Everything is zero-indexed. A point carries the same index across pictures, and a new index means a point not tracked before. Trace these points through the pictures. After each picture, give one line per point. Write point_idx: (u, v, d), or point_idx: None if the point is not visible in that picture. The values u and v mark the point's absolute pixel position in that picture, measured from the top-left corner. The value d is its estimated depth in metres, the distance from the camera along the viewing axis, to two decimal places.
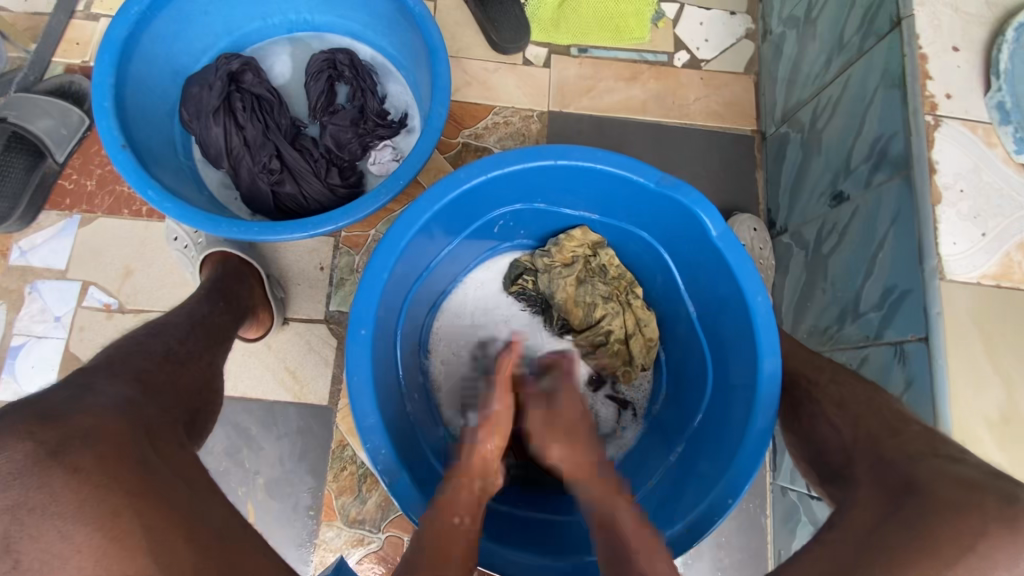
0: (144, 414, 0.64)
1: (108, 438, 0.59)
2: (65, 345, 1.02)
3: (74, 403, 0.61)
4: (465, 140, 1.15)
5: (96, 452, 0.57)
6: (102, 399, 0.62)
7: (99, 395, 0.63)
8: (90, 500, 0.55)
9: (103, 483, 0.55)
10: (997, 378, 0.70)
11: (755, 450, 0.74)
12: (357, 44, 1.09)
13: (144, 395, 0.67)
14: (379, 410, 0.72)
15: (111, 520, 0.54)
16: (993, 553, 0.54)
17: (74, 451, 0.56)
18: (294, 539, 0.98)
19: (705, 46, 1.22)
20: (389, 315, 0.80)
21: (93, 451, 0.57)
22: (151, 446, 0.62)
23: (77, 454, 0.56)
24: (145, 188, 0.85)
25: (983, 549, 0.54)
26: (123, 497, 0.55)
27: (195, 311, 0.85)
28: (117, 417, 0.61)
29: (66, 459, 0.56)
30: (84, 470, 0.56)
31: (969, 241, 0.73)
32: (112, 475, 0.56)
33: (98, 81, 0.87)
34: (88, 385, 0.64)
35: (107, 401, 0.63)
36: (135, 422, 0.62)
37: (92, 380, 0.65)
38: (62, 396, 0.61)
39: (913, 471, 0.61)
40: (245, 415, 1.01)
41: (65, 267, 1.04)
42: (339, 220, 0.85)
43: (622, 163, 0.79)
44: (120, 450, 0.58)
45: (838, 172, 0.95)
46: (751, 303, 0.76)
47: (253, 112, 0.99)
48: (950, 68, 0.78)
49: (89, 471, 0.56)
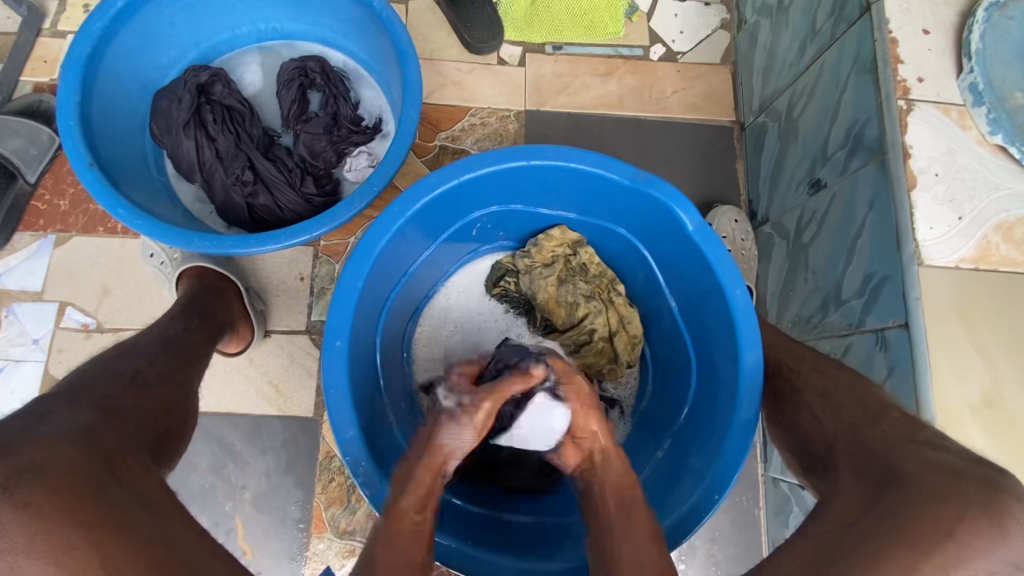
0: (104, 441, 0.63)
1: (60, 468, 0.57)
2: (44, 367, 1.01)
3: (25, 435, 0.59)
4: (442, 143, 1.14)
5: (47, 485, 0.55)
6: (56, 428, 0.61)
7: (54, 424, 0.61)
8: (42, 534, 0.53)
9: (55, 517, 0.54)
10: (980, 363, 0.69)
11: (740, 444, 0.73)
12: (328, 50, 1.08)
13: (102, 420, 0.66)
14: (358, 421, 0.71)
15: (66, 553, 0.53)
16: (971, 541, 0.54)
17: (24, 485, 0.55)
18: (284, 553, 0.97)
19: (681, 38, 1.21)
20: (365, 324, 0.79)
21: (42, 484, 0.55)
22: (109, 472, 0.60)
23: (29, 489, 0.55)
24: (114, 207, 0.83)
25: (961, 536, 0.54)
26: (78, 530, 0.54)
27: (167, 330, 0.84)
28: (70, 446, 0.60)
29: (15, 495, 0.54)
30: (36, 504, 0.54)
31: (946, 226, 0.73)
32: (68, 508, 0.55)
33: (63, 98, 0.86)
34: (43, 416, 0.62)
35: (60, 430, 0.61)
36: (95, 449, 0.61)
37: (49, 409, 0.63)
38: (11, 429, 0.59)
39: (895, 460, 0.61)
40: (230, 430, 1.00)
41: (42, 288, 1.03)
42: (313, 229, 0.84)
43: (595, 161, 0.78)
44: (75, 481, 0.57)
45: (815, 160, 0.94)
46: (730, 296, 0.75)
47: (224, 123, 0.97)
48: (921, 51, 0.78)
49: (40, 506, 0.54)
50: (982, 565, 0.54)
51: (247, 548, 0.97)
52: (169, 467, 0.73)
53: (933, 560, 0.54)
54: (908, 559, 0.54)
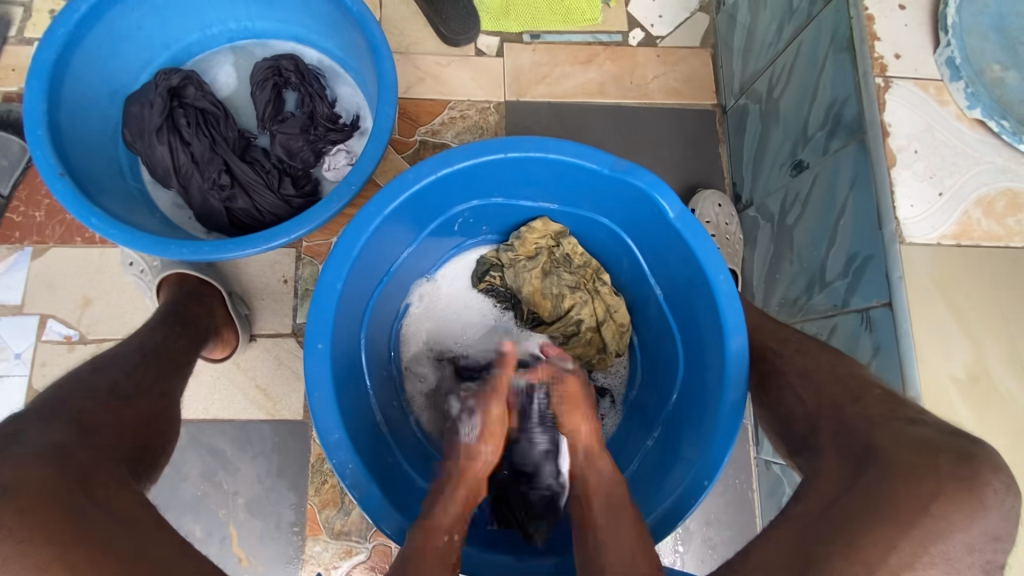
0: (79, 460, 0.62)
1: (32, 487, 0.57)
2: (28, 381, 0.99)
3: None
4: (422, 137, 1.13)
5: (19, 504, 0.55)
6: (30, 447, 0.61)
7: (28, 443, 0.61)
8: (16, 555, 0.53)
9: (28, 537, 0.54)
10: (963, 338, 0.69)
11: (728, 429, 0.73)
12: (302, 47, 1.07)
13: (78, 438, 0.65)
14: (344, 424, 0.71)
15: (41, 574, 0.53)
16: (948, 514, 0.54)
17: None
18: (281, 557, 0.97)
19: (660, 22, 1.20)
20: (349, 326, 0.78)
21: (15, 505, 0.55)
22: (85, 489, 0.60)
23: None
24: (88, 217, 0.82)
25: (937, 510, 0.54)
26: (52, 549, 0.54)
27: (149, 340, 0.83)
28: (42, 464, 0.59)
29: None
30: (7, 525, 0.54)
31: (926, 203, 0.72)
32: (42, 528, 0.54)
33: (29, 108, 0.84)
34: (19, 433, 0.62)
35: (32, 450, 0.60)
36: (67, 467, 0.61)
37: (22, 427, 0.63)
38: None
39: (873, 437, 0.61)
40: (220, 437, 1.00)
41: (21, 302, 1.02)
42: (292, 231, 0.83)
43: (574, 150, 0.77)
44: (48, 500, 0.56)
45: (796, 141, 0.94)
46: (714, 282, 0.75)
47: (198, 127, 0.96)
48: (897, 27, 0.77)
49: (13, 527, 0.54)
50: (959, 539, 0.53)
51: (242, 554, 0.97)
52: (150, 479, 0.73)
53: (910, 536, 0.54)
54: (884, 535, 0.54)
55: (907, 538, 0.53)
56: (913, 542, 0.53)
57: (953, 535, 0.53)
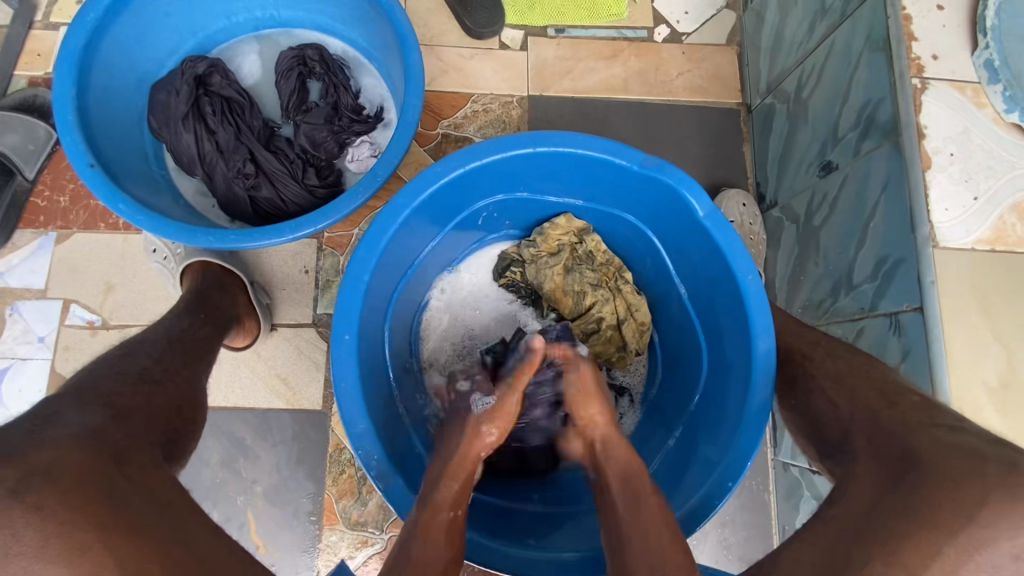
0: (113, 444, 0.62)
1: (69, 470, 0.57)
2: (51, 365, 1.00)
3: (36, 437, 0.59)
4: (444, 130, 1.12)
5: (59, 487, 0.55)
6: (66, 430, 0.61)
7: (63, 426, 0.61)
8: (56, 536, 0.53)
9: (68, 518, 0.54)
10: (996, 344, 0.69)
11: (754, 430, 0.72)
12: (327, 38, 1.06)
13: (111, 422, 0.65)
14: (369, 415, 0.71)
15: (81, 554, 0.53)
16: (995, 522, 0.53)
17: (34, 488, 0.54)
18: (298, 546, 0.98)
19: (685, 18, 1.19)
20: (374, 317, 0.78)
21: (53, 487, 0.55)
22: (121, 473, 0.60)
23: (40, 491, 0.54)
24: (116, 203, 0.82)
25: (984, 519, 0.53)
26: (92, 531, 0.54)
27: (174, 326, 0.84)
28: (80, 446, 0.60)
29: (26, 498, 0.54)
30: (48, 507, 0.54)
31: (962, 207, 0.71)
32: (81, 509, 0.55)
33: (59, 93, 0.84)
34: (52, 418, 0.62)
35: (69, 433, 0.61)
36: (102, 450, 0.61)
37: (59, 409, 0.64)
38: (18, 432, 0.59)
39: (909, 443, 0.61)
40: (240, 425, 1.00)
41: (45, 285, 1.02)
42: (318, 221, 0.83)
43: (603, 146, 0.77)
44: (87, 481, 0.56)
45: (825, 141, 0.93)
46: (742, 283, 0.74)
47: (224, 115, 0.96)
48: (936, 27, 0.76)
49: (54, 508, 0.54)
50: (1004, 547, 0.53)
51: (259, 542, 0.98)
52: (179, 465, 0.73)
53: (955, 543, 0.53)
54: (930, 541, 0.54)
55: (953, 544, 0.53)
56: (957, 548, 0.53)
57: (998, 543, 0.53)
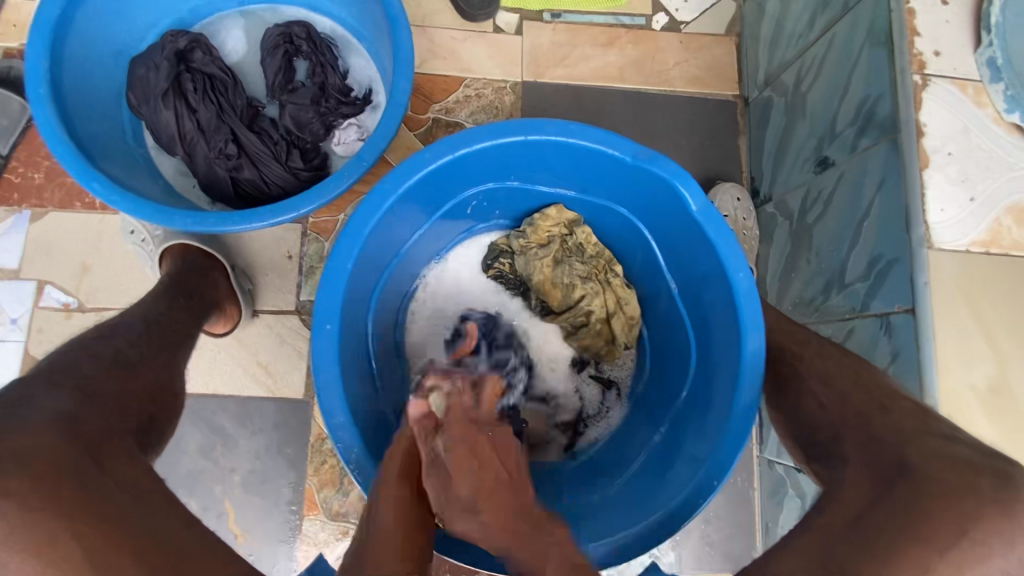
0: (88, 430, 0.61)
1: (39, 461, 0.55)
2: (24, 347, 0.97)
3: (4, 421, 0.57)
4: (435, 115, 1.09)
5: (27, 475, 0.54)
6: (38, 415, 0.59)
7: (36, 409, 0.59)
8: (22, 526, 0.52)
9: (39, 509, 0.53)
10: (987, 349, 0.68)
11: (739, 431, 0.71)
12: (314, 15, 1.03)
13: (84, 407, 0.63)
14: (349, 406, 0.70)
15: (48, 546, 0.52)
16: (987, 539, 0.54)
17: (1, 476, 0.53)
18: (277, 535, 0.96)
19: (685, 7, 1.16)
20: (357, 308, 0.76)
21: (23, 474, 0.53)
22: (98, 465, 0.58)
23: (8, 480, 0.53)
24: (90, 181, 0.79)
25: (976, 535, 0.54)
26: (59, 522, 0.53)
27: (150, 310, 0.81)
28: (50, 432, 0.58)
29: None
30: (15, 496, 0.53)
31: (958, 207, 0.70)
32: (51, 498, 0.53)
33: (31, 65, 0.81)
34: (24, 399, 0.60)
35: (44, 416, 0.59)
36: (77, 438, 0.59)
37: (29, 394, 0.61)
38: None
39: (901, 450, 0.60)
40: (219, 412, 0.98)
41: (19, 266, 0.99)
42: (300, 207, 0.80)
43: (596, 136, 0.75)
44: (57, 471, 0.55)
45: (822, 137, 0.91)
46: (733, 280, 0.73)
47: (205, 92, 0.92)
48: (939, 23, 0.74)
49: (21, 497, 0.53)
50: (998, 564, 0.54)
51: (239, 531, 0.96)
52: (156, 451, 0.71)
53: (941, 553, 0.54)
54: (923, 556, 0.54)
55: (944, 562, 0.54)
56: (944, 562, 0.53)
57: (986, 555, 0.54)
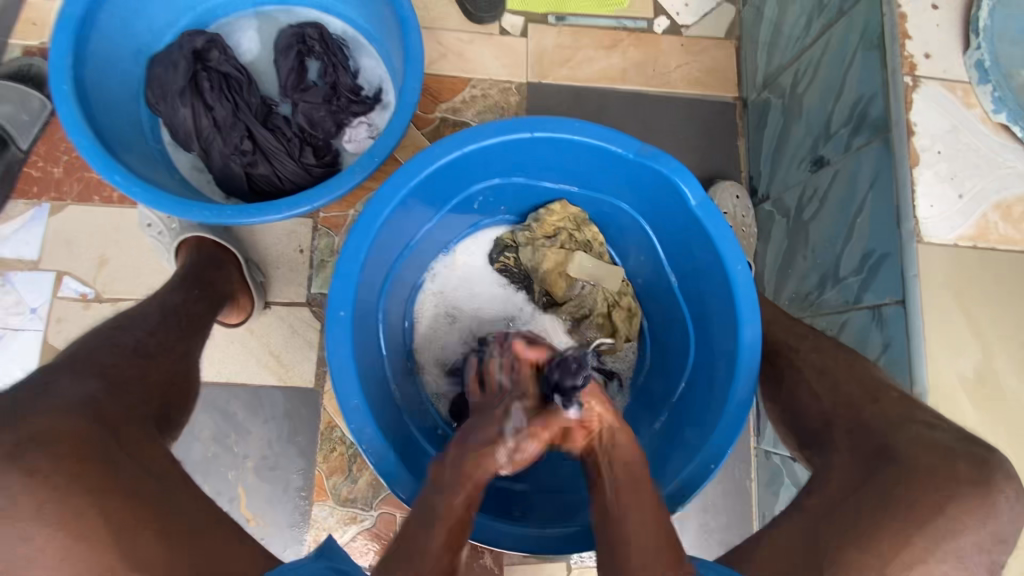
0: (111, 412, 0.64)
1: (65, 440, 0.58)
2: (43, 336, 1.00)
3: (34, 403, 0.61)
4: (442, 114, 1.12)
5: (51, 453, 0.57)
6: (64, 397, 0.63)
7: (64, 391, 0.63)
8: (50, 501, 0.55)
9: (63, 485, 0.56)
10: (974, 339, 0.71)
11: (735, 419, 0.75)
12: (326, 17, 1.06)
13: (108, 392, 0.66)
14: (362, 390, 0.72)
15: (76, 518, 0.55)
16: (961, 516, 0.58)
17: (34, 452, 0.57)
18: (287, 520, 0.99)
19: (685, 11, 1.19)
20: (368, 298, 0.79)
21: (46, 452, 0.57)
22: (116, 440, 0.62)
23: (34, 457, 0.57)
24: (112, 174, 0.82)
25: (952, 511, 0.58)
26: (86, 497, 0.56)
27: (167, 300, 0.84)
28: (76, 412, 0.61)
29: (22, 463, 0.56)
30: (42, 472, 0.56)
31: (946, 204, 0.73)
32: (77, 475, 0.57)
33: (56, 62, 0.84)
34: (48, 387, 0.63)
35: (69, 399, 0.62)
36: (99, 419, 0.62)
37: (52, 381, 0.64)
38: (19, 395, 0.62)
39: (890, 437, 0.64)
40: (232, 400, 1.01)
41: (38, 257, 1.02)
42: (315, 200, 0.83)
43: (600, 134, 0.78)
44: (82, 449, 0.58)
45: (818, 137, 0.94)
46: (730, 272, 0.76)
47: (221, 90, 0.95)
48: (928, 27, 0.77)
49: (47, 473, 0.56)
50: (970, 539, 0.58)
51: (250, 515, 0.99)
52: (171, 436, 0.74)
53: (924, 530, 0.58)
54: (901, 531, 0.58)
55: (921, 535, 0.58)
56: (926, 539, 0.58)
57: (964, 534, 0.58)
